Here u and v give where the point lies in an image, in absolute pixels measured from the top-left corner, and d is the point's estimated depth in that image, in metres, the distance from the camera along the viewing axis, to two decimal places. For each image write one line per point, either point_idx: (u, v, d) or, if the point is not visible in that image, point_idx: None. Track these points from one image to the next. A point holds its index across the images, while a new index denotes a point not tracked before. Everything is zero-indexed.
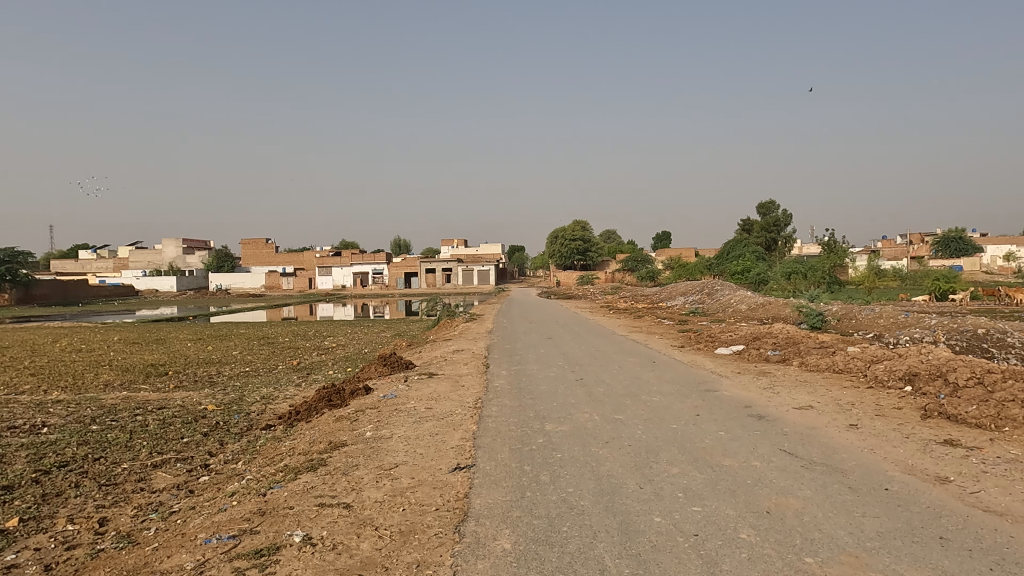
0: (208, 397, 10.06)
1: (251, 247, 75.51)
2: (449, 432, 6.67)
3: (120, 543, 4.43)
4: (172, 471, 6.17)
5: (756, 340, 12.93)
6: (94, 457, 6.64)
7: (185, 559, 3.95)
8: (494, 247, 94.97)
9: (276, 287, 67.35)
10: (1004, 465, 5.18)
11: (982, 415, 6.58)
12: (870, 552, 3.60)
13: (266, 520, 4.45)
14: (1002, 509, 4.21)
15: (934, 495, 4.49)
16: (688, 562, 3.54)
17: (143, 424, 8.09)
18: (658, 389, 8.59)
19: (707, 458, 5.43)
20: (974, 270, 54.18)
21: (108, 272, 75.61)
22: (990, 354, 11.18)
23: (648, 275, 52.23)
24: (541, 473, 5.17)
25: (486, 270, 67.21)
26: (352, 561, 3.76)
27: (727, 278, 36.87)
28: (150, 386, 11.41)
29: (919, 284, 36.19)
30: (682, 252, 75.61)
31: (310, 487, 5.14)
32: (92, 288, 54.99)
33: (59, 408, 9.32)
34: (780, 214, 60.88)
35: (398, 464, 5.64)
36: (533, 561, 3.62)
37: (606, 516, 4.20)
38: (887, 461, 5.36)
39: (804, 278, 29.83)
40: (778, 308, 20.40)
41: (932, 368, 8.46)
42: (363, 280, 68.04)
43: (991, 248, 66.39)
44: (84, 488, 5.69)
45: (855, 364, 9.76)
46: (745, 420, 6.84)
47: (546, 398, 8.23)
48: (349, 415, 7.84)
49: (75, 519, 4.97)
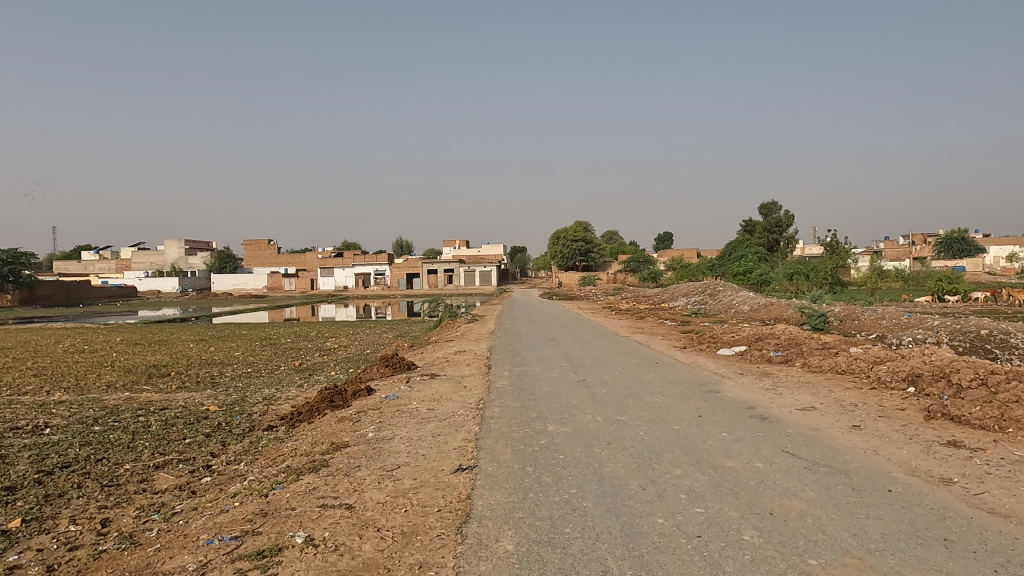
0: (210, 398, 10.09)
1: (251, 248, 75.10)
2: (452, 433, 6.67)
3: (123, 544, 4.44)
4: (173, 472, 6.18)
5: (759, 340, 12.93)
6: (97, 457, 6.66)
7: (188, 560, 3.95)
8: (495, 249, 95.23)
9: (279, 287, 67.53)
10: (1009, 467, 5.16)
11: (986, 416, 6.55)
12: (874, 554, 3.59)
13: (269, 521, 4.45)
14: (1007, 511, 4.18)
15: (938, 497, 4.47)
16: (690, 564, 3.52)
17: (146, 425, 8.11)
18: (660, 390, 8.60)
19: (710, 460, 5.42)
20: (978, 270, 54.18)
21: (111, 272, 76.37)
22: (994, 355, 11.19)
23: (648, 275, 52.69)
24: (543, 475, 5.16)
25: (488, 271, 67.48)
26: (356, 562, 3.75)
27: (730, 279, 36.89)
28: (153, 387, 11.50)
29: (921, 284, 36.13)
30: (682, 253, 74.85)
31: (312, 488, 5.14)
32: (97, 290, 55.25)
33: (62, 408, 9.39)
34: (782, 215, 60.65)
35: (400, 465, 5.64)
36: (535, 562, 3.61)
37: (608, 518, 4.19)
38: (890, 462, 5.35)
39: (806, 279, 29.63)
40: (781, 308, 20.46)
41: (935, 369, 8.44)
42: (365, 282, 68.26)
43: (995, 248, 66.05)
44: (86, 488, 5.71)
45: (857, 364, 9.77)
46: (748, 421, 6.82)
47: (549, 399, 8.25)
48: (351, 415, 7.87)
49: (78, 520, 4.98)
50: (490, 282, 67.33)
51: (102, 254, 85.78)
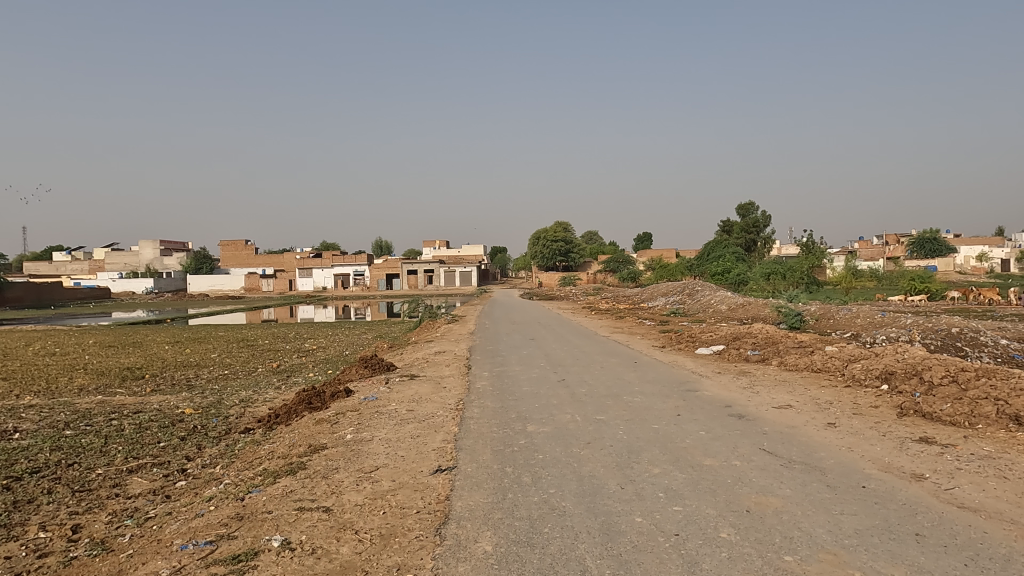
0: (186, 401, 9.90)
1: (228, 248, 73.98)
2: (431, 434, 6.65)
3: (94, 551, 4.34)
4: (148, 476, 6.06)
5: (736, 340, 13.07)
6: (68, 462, 6.51)
7: (161, 566, 3.88)
8: (476, 249, 95.21)
9: (257, 288, 66.61)
10: (978, 462, 5.30)
11: (957, 413, 6.72)
12: (848, 549, 3.66)
13: (245, 526, 4.39)
14: (976, 506, 4.30)
15: (911, 493, 4.57)
16: (669, 562, 3.55)
17: (119, 429, 7.94)
18: (639, 390, 8.64)
19: (688, 459, 5.47)
20: (949, 270, 55.42)
21: (83, 274, 74.58)
22: (965, 352, 11.46)
23: (628, 275, 53.00)
24: (523, 475, 5.17)
25: (468, 271, 67.33)
26: (332, 565, 3.73)
27: (708, 279, 37.21)
28: (126, 390, 11.24)
29: (894, 284, 36.81)
30: (660, 254, 75.69)
31: (290, 491, 5.08)
32: (68, 292, 53.87)
33: (32, 412, 9.11)
34: (760, 215, 61.41)
35: (379, 467, 5.60)
36: (514, 562, 3.61)
37: (588, 517, 4.22)
38: (863, 458, 5.46)
39: (783, 279, 30.01)
40: (758, 308, 20.70)
41: (908, 367, 8.62)
42: (345, 283, 67.65)
43: (965, 247, 67.67)
44: (57, 494, 5.58)
45: (832, 363, 9.93)
46: (726, 420, 6.90)
47: (529, 399, 8.26)
48: (329, 417, 7.77)
49: (48, 526, 4.86)
50: (471, 283, 67.16)
51: (75, 254, 83.75)
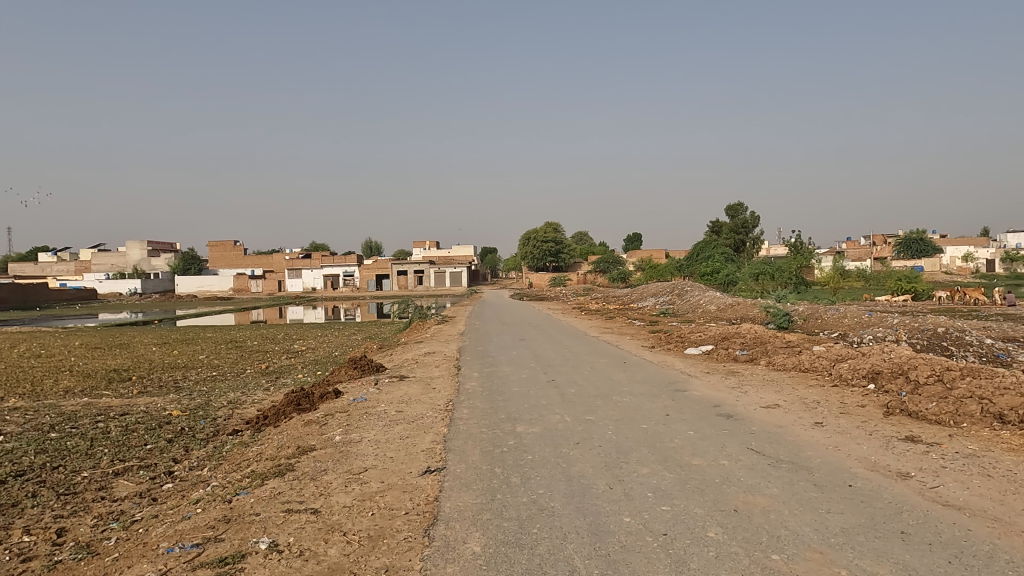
0: (173, 403, 9.82)
1: (217, 249, 73.41)
2: (420, 435, 6.63)
3: (79, 554, 4.29)
4: (134, 479, 6.01)
5: (725, 340, 13.15)
6: (53, 465, 6.43)
7: (147, 569, 3.85)
8: (467, 250, 95.20)
9: (246, 289, 66.14)
10: (962, 460, 5.37)
11: (942, 412, 6.80)
12: (834, 548, 3.69)
13: (232, 528, 4.36)
14: (960, 504, 4.36)
15: (897, 491, 4.62)
16: (657, 562, 3.57)
17: (104, 431, 7.85)
18: (629, 390, 8.67)
19: (677, 459, 5.49)
20: (934, 270, 56.10)
21: (68, 275, 73.69)
22: (950, 352, 11.59)
23: (618, 275, 53.12)
24: (512, 475, 5.18)
25: (459, 271, 67.25)
26: (320, 567, 3.71)
27: (698, 279, 37.40)
28: (113, 392, 11.14)
29: (881, 284, 37.20)
30: (650, 254, 76.01)
31: (278, 493, 5.05)
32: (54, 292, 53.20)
33: (16, 415, 9.00)
34: (748, 216, 61.77)
35: (367, 468, 5.57)
36: (503, 563, 3.62)
37: (576, 517, 4.22)
38: (850, 457, 5.52)
39: (772, 279, 30.20)
40: (746, 308, 20.84)
41: (894, 367, 8.71)
42: (335, 283, 67.34)
43: (950, 248, 68.50)
44: (42, 497, 5.51)
45: (820, 362, 10.02)
46: (714, 420, 6.94)
47: (519, 399, 8.27)
48: (318, 419, 7.73)
49: (32, 530, 4.80)
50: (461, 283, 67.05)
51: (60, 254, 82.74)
